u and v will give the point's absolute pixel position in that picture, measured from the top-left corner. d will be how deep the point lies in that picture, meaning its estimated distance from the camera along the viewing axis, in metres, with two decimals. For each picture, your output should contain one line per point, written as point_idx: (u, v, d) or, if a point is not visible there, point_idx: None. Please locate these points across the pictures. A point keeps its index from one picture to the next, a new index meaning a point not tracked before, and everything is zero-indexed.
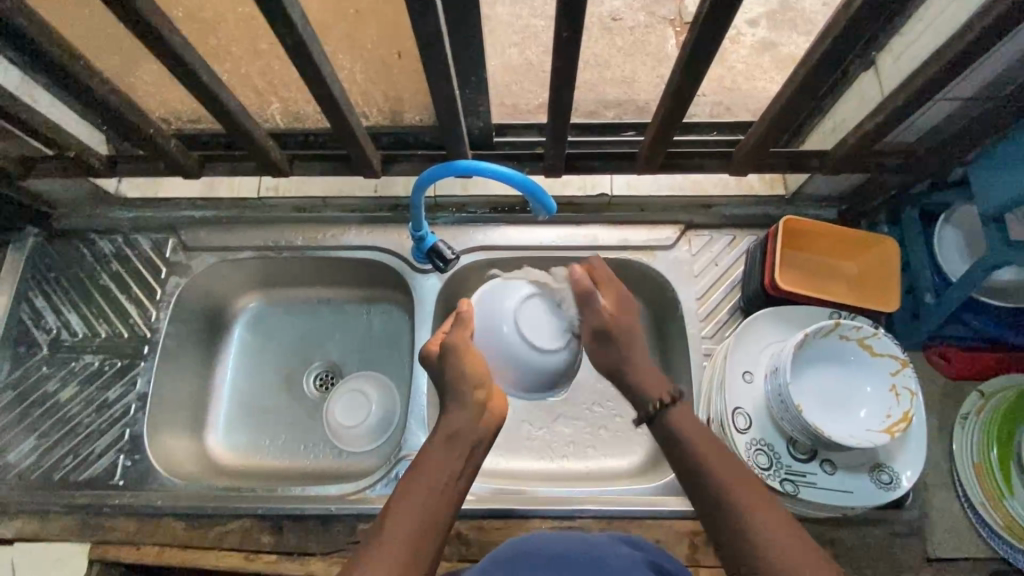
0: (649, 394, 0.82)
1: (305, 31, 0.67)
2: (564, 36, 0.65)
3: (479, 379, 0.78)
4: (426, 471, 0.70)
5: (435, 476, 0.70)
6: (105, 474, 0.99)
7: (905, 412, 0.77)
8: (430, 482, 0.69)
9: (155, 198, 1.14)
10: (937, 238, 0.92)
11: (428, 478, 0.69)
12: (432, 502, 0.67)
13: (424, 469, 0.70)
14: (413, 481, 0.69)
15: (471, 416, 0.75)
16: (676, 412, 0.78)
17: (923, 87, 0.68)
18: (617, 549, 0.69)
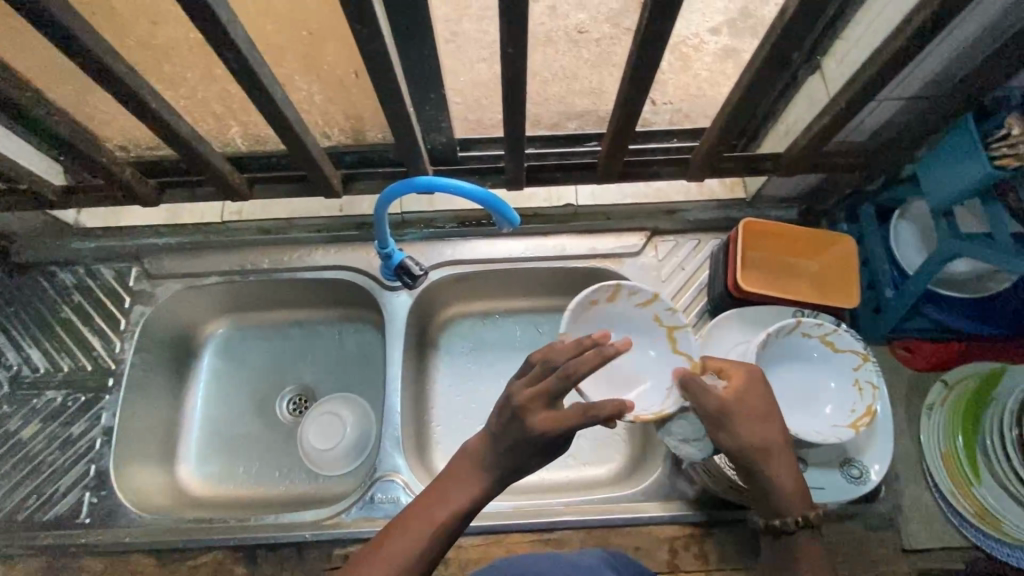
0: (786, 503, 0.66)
1: (252, 56, 0.67)
2: (510, 51, 0.66)
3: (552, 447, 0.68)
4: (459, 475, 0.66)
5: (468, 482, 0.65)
6: (69, 513, 0.96)
7: (869, 407, 0.78)
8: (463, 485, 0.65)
9: (115, 227, 1.11)
10: (892, 233, 0.94)
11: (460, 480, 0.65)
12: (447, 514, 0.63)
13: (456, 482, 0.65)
14: (452, 484, 0.65)
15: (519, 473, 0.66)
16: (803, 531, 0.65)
17: (863, 87, 0.70)
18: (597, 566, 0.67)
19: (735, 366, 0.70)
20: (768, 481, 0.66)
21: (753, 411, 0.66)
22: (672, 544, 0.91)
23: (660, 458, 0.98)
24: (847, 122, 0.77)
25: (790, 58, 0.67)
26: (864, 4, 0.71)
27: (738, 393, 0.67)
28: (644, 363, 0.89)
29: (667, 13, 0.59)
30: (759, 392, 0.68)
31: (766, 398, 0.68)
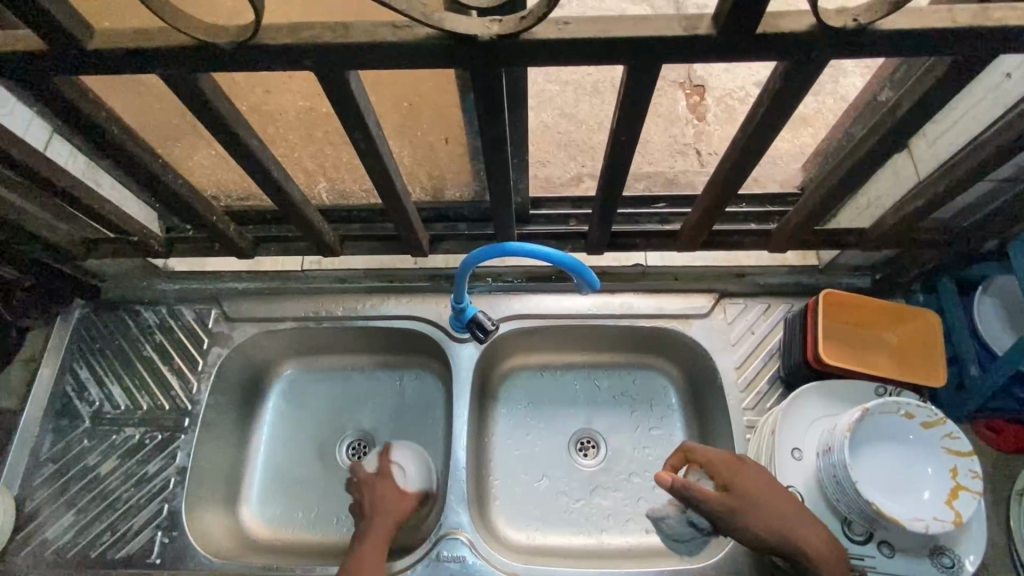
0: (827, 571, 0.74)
1: (375, 131, 0.72)
2: (621, 138, 0.70)
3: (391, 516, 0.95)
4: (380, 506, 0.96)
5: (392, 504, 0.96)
6: (142, 552, 0.98)
7: (971, 485, 0.76)
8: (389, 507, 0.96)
9: (201, 271, 1.17)
10: (977, 309, 0.93)
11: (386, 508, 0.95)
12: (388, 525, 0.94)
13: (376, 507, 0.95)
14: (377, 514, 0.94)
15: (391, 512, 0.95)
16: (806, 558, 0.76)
17: (964, 176, 0.71)
18: None
19: (720, 461, 0.82)
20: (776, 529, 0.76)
21: (758, 490, 0.78)
22: None
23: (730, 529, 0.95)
24: (941, 204, 0.77)
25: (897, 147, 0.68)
26: (964, 93, 0.72)
27: (734, 484, 0.79)
28: (860, 463, 0.79)
29: (787, 106, 0.62)
30: (743, 477, 0.79)
31: (753, 483, 0.79)
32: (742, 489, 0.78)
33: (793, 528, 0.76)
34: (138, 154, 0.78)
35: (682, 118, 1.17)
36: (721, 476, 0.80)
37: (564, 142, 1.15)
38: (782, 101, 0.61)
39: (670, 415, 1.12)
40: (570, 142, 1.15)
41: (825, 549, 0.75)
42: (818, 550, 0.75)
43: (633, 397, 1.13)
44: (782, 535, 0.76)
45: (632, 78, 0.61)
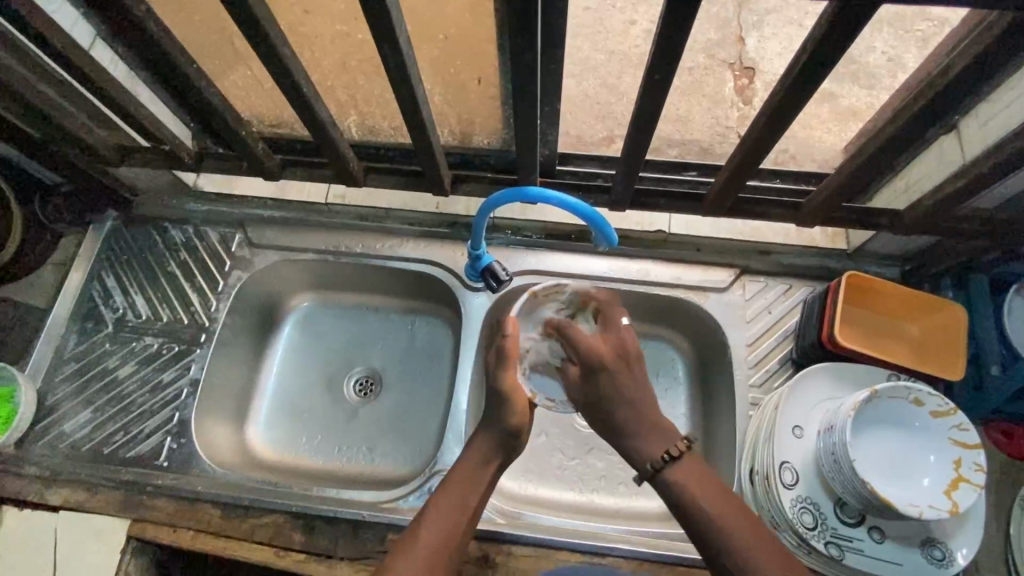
0: (647, 449, 0.72)
1: (406, 53, 0.73)
2: (655, 77, 0.70)
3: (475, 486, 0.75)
4: (440, 507, 0.73)
5: (464, 505, 0.74)
6: (150, 454, 1.03)
7: (970, 479, 0.75)
8: (459, 508, 0.74)
9: (229, 194, 1.19)
10: (1007, 307, 0.89)
11: (446, 513, 0.73)
12: (447, 540, 0.71)
13: (433, 505, 0.74)
14: (435, 507, 0.74)
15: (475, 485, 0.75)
16: (675, 470, 0.71)
17: (1012, 155, 0.68)
18: None
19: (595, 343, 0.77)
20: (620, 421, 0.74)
21: (636, 375, 0.76)
22: None
23: None
24: (982, 188, 0.74)
25: (937, 111, 0.68)
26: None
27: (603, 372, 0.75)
28: (860, 443, 0.78)
29: (829, 53, 0.61)
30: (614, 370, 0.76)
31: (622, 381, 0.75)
32: (621, 365, 0.76)
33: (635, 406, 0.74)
34: (176, 59, 0.79)
35: (729, 100, 1.11)
36: (602, 347, 0.76)
37: (604, 114, 1.11)
38: (827, 46, 0.60)
39: (674, 388, 1.09)
40: (605, 105, 1.12)
41: (646, 428, 0.73)
42: (651, 430, 0.73)
43: None
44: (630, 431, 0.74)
45: (673, 12, 0.60)
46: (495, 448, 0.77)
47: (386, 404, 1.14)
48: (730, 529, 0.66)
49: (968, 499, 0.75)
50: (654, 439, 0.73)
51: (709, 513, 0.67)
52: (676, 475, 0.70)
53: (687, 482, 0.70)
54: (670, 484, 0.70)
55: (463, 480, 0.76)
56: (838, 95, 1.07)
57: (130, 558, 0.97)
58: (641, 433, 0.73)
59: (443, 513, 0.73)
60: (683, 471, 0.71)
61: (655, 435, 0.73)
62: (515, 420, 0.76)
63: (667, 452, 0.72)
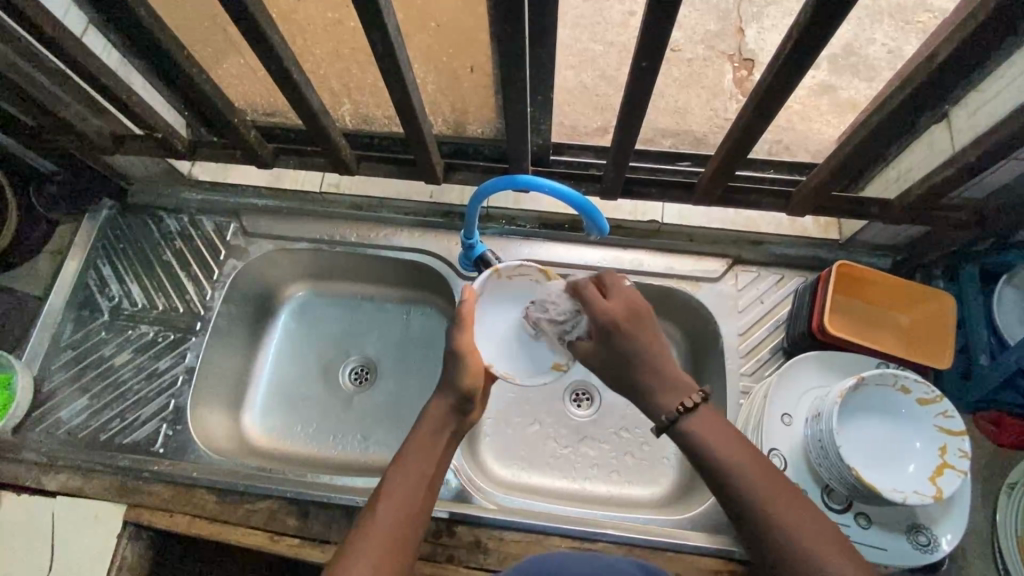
0: (660, 401, 0.71)
1: (395, 39, 0.73)
2: (643, 64, 0.70)
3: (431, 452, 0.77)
4: (400, 480, 0.74)
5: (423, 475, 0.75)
6: (148, 440, 1.04)
7: (954, 466, 0.76)
8: (419, 477, 0.75)
9: (223, 183, 1.19)
10: (996, 299, 0.90)
11: (406, 482, 0.74)
12: (408, 508, 0.72)
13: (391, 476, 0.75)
14: (396, 478, 0.74)
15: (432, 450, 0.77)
16: (695, 419, 0.69)
17: (999, 143, 0.68)
18: None
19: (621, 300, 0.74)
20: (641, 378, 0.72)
21: (650, 332, 0.72)
22: None
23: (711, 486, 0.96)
24: (972, 176, 0.74)
25: (923, 99, 0.68)
26: (1014, 56, 0.69)
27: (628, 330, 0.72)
28: (844, 428, 0.80)
29: (815, 39, 0.61)
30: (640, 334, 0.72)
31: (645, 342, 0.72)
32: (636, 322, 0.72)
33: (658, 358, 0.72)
34: (166, 46, 0.80)
35: (727, 91, 1.11)
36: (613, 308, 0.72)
37: (602, 105, 1.11)
38: (813, 32, 0.60)
39: None
40: (602, 96, 1.11)
41: (667, 382, 0.71)
42: (670, 382, 0.71)
43: None
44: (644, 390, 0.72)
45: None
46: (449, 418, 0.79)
47: (381, 392, 1.15)
48: (753, 480, 0.65)
49: (951, 485, 0.75)
50: (673, 390, 0.71)
51: (726, 467, 0.67)
52: (692, 425, 0.69)
53: (705, 435, 0.69)
54: (688, 433, 0.69)
55: (416, 450, 0.77)
56: (835, 88, 1.07)
57: (126, 543, 0.97)
58: (660, 386, 0.71)
59: (401, 483, 0.74)
60: (702, 422, 0.69)
61: (671, 390, 0.71)
62: (468, 382, 0.77)
63: (682, 405, 0.70)
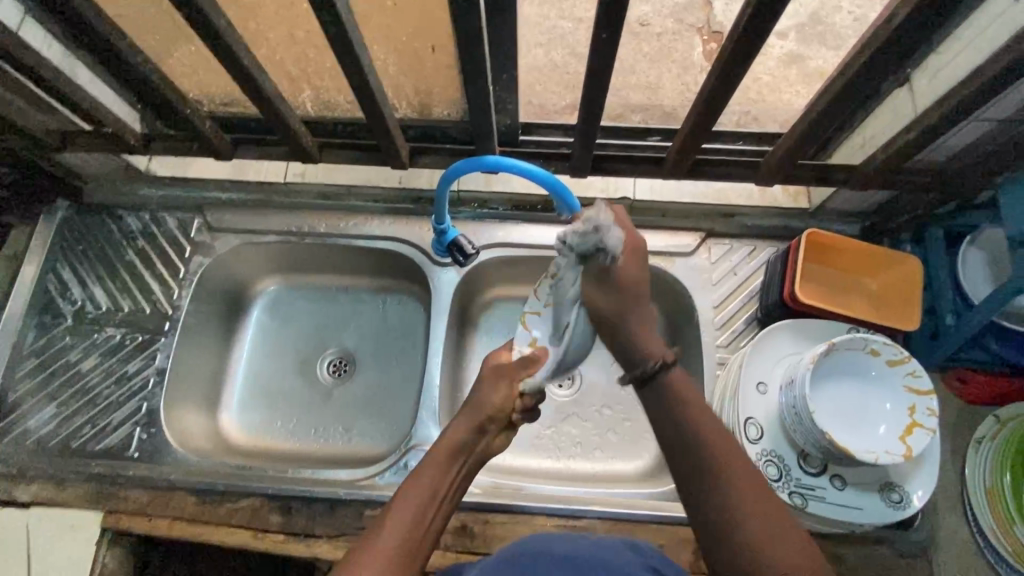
0: (635, 347, 0.67)
1: (347, 17, 0.70)
2: (603, 35, 0.68)
3: (456, 452, 0.69)
4: (407, 492, 0.63)
5: (436, 484, 0.65)
6: (120, 445, 1.01)
7: (922, 420, 0.78)
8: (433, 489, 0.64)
9: (184, 176, 1.16)
10: (960, 259, 0.91)
11: (417, 495, 0.63)
12: (417, 526, 0.61)
13: (406, 484, 0.65)
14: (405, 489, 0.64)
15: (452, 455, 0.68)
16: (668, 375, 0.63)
17: (958, 105, 0.69)
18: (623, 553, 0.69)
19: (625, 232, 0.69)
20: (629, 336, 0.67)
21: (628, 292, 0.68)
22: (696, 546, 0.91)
23: None
24: (933, 139, 0.75)
25: (882, 63, 0.68)
26: (971, 16, 0.69)
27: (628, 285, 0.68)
28: (818, 394, 0.81)
29: (772, 4, 0.61)
30: (632, 309, 0.68)
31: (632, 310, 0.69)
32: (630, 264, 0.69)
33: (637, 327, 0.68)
34: (106, 33, 0.76)
35: (698, 65, 1.09)
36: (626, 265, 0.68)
37: (571, 82, 1.09)
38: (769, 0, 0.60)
39: None
40: (570, 74, 1.09)
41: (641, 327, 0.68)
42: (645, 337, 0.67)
43: None
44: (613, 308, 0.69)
45: None
46: (467, 439, 0.70)
47: (360, 383, 1.14)
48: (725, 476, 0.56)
49: (920, 440, 0.77)
50: (643, 346, 0.66)
51: (710, 470, 0.56)
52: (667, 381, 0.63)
53: (666, 399, 0.62)
54: (657, 383, 0.63)
55: (427, 470, 0.66)
56: (803, 58, 1.06)
57: (106, 550, 0.96)
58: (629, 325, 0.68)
59: (410, 496, 0.63)
60: (680, 380, 0.63)
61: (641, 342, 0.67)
62: (497, 402, 0.72)
63: (654, 360, 0.65)
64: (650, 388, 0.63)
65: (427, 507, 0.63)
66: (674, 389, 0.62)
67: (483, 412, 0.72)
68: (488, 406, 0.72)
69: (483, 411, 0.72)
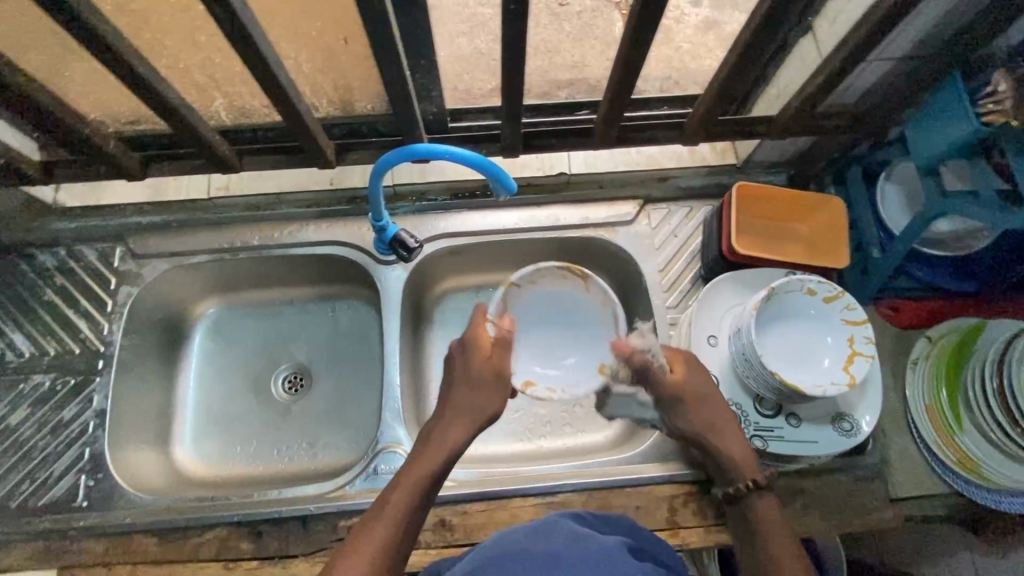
0: (732, 467, 0.81)
1: (245, 15, 0.67)
2: (510, 8, 0.67)
3: (456, 440, 0.80)
4: (400, 485, 0.76)
5: (428, 478, 0.77)
6: (67, 497, 0.95)
7: (862, 348, 0.83)
8: (420, 482, 0.76)
9: (97, 208, 1.09)
10: (879, 196, 0.96)
11: (404, 485, 0.76)
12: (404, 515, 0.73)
13: (401, 476, 0.77)
14: (399, 482, 0.76)
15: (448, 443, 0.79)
16: (760, 501, 0.79)
17: (857, 45, 0.72)
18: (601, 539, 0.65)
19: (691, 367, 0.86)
20: (714, 453, 0.82)
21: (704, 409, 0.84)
22: (671, 503, 0.93)
23: None
24: (839, 81, 0.79)
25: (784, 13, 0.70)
26: None
27: (684, 384, 0.84)
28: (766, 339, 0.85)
29: None
30: (706, 407, 0.84)
31: (713, 411, 0.84)
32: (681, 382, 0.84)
33: (720, 445, 0.82)
34: None
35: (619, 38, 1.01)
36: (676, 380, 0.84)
37: None
38: None
39: None
40: None
41: (727, 434, 0.83)
42: (733, 446, 0.82)
43: None
44: (701, 425, 0.83)
45: None
46: (445, 462, 0.79)
47: (319, 395, 1.11)
48: None
49: (864, 366, 0.82)
50: (734, 467, 0.81)
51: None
52: (755, 507, 0.79)
53: (759, 518, 0.78)
54: (747, 507, 0.79)
55: (405, 487, 0.75)
56: None
57: None
58: (721, 441, 0.83)
59: (399, 489, 0.76)
60: (762, 504, 0.79)
61: (734, 453, 0.82)
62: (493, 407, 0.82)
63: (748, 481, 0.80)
64: (738, 507, 0.80)
65: (415, 497, 0.75)
66: (760, 517, 0.78)
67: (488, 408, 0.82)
68: (474, 413, 0.81)
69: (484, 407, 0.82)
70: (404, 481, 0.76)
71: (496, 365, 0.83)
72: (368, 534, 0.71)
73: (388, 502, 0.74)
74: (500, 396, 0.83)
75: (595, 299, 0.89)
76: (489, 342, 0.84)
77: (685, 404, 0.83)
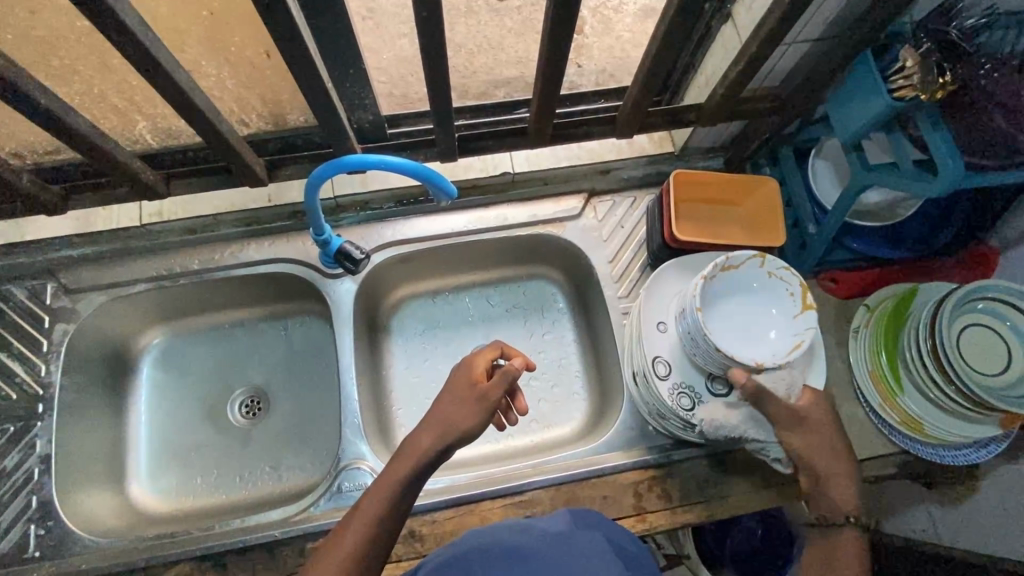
0: (836, 503, 0.75)
1: (146, 37, 0.65)
2: (424, 14, 0.67)
3: (439, 438, 0.71)
4: (374, 490, 0.69)
5: (400, 483, 0.69)
6: (16, 549, 0.91)
7: (807, 299, 0.85)
8: (393, 488, 0.68)
9: (21, 241, 1.03)
10: (811, 173, 1.00)
11: (377, 493, 0.68)
12: (374, 527, 0.66)
13: (376, 481, 0.70)
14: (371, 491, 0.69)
15: (429, 442, 0.71)
16: (851, 537, 0.73)
17: (770, 31, 0.74)
18: (574, 538, 0.65)
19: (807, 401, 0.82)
20: (822, 484, 0.77)
21: (813, 442, 0.79)
22: (637, 489, 0.94)
23: (617, 410, 1.01)
24: (759, 65, 0.81)
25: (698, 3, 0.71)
26: None
27: (807, 415, 0.81)
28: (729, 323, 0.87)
29: None
30: (815, 440, 0.79)
31: (823, 447, 0.79)
32: (809, 414, 0.80)
33: (822, 473, 0.78)
34: None
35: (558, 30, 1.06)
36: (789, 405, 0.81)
37: None
38: None
39: (559, 319, 1.14)
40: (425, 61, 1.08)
41: (836, 481, 0.77)
42: (837, 484, 0.76)
43: (524, 307, 1.15)
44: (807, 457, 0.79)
45: None
46: (424, 465, 0.70)
47: (277, 417, 1.08)
48: None
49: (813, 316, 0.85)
50: (840, 504, 0.75)
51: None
52: (843, 539, 0.73)
53: (838, 547, 0.73)
54: (835, 535, 0.73)
55: (378, 495, 0.68)
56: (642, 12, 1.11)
57: None
58: (827, 479, 0.77)
59: (371, 498, 0.68)
60: (846, 539, 0.73)
61: (834, 495, 0.76)
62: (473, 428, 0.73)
63: (847, 515, 0.74)
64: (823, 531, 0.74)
65: (388, 505, 0.68)
66: (832, 544, 0.73)
67: (481, 408, 0.73)
68: (452, 424, 0.72)
69: (473, 415, 0.72)
70: (380, 484, 0.69)
71: (484, 391, 0.74)
72: (335, 543, 0.66)
73: (357, 513, 0.67)
74: (477, 414, 0.73)
75: (761, 278, 0.87)
76: (483, 376, 0.77)
77: (785, 426, 0.80)
